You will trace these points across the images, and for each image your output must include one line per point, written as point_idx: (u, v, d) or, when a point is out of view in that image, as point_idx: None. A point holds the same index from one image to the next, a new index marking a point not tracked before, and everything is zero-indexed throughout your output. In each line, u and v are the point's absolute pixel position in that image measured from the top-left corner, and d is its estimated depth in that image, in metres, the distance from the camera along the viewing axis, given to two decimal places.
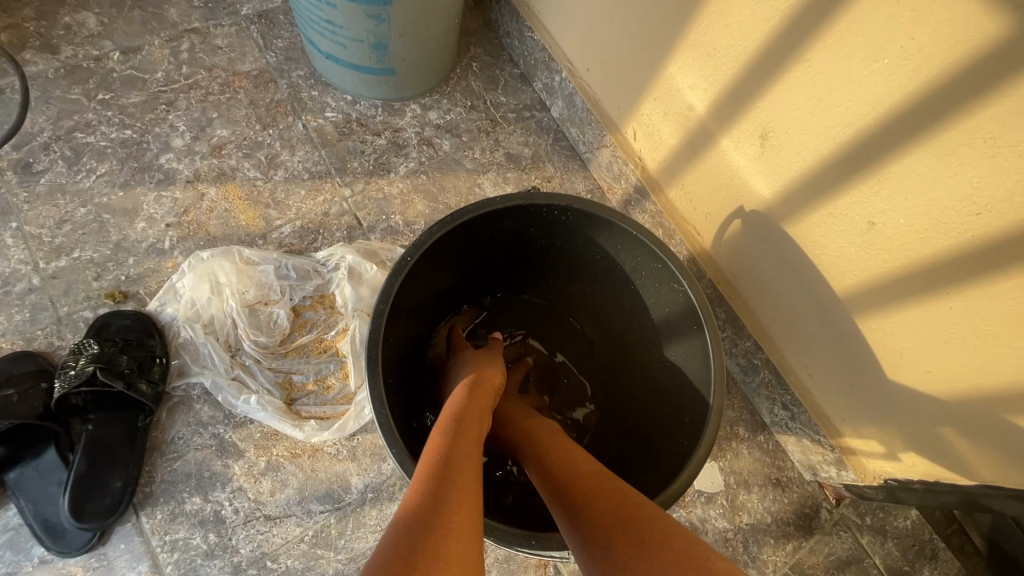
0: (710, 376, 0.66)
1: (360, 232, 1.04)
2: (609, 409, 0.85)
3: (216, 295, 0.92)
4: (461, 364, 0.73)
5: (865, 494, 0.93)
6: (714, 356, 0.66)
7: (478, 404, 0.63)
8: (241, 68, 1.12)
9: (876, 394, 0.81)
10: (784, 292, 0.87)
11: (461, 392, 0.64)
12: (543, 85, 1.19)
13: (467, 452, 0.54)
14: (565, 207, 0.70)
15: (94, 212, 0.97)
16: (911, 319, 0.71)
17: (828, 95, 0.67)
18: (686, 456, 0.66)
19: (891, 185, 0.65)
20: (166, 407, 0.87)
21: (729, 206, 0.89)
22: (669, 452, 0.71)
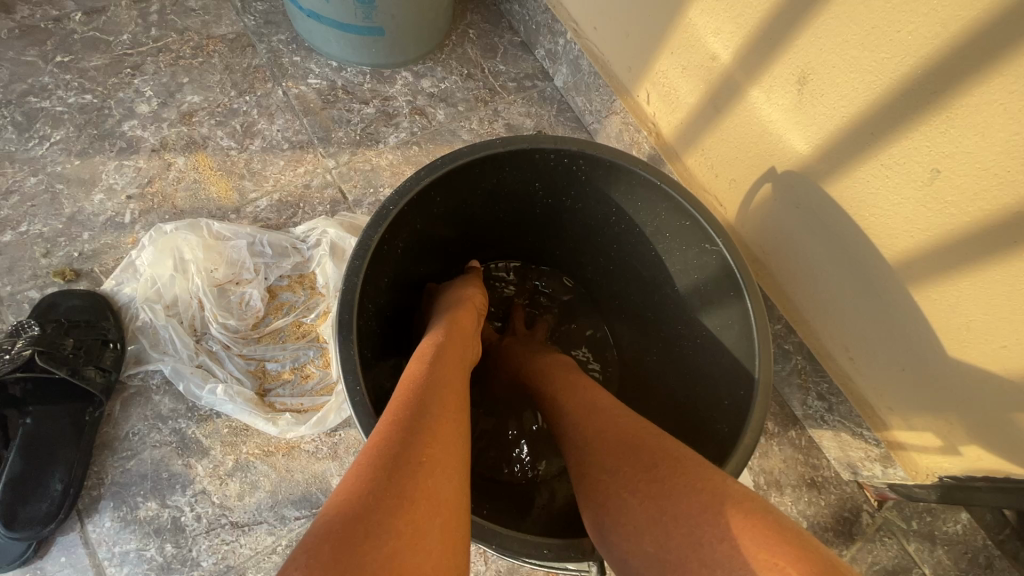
0: (753, 350, 0.57)
1: (344, 207, 0.93)
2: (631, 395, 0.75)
3: (181, 272, 0.82)
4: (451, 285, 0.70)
5: (913, 495, 0.81)
6: (758, 324, 0.57)
7: (463, 326, 0.61)
8: (216, 32, 1.02)
9: (933, 377, 0.71)
10: (820, 265, 0.77)
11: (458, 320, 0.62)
12: (546, 51, 1.09)
13: (451, 375, 0.52)
14: (576, 153, 0.61)
15: (46, 182, 0.87)
16: (987, 284, 0.60)
17: (884, 19, 0.57)
18: (730, 440, 0.57)
19: (965, 121, 0.55)
20: (119, 399, 0.77)
21: (756, 169, 0.79)
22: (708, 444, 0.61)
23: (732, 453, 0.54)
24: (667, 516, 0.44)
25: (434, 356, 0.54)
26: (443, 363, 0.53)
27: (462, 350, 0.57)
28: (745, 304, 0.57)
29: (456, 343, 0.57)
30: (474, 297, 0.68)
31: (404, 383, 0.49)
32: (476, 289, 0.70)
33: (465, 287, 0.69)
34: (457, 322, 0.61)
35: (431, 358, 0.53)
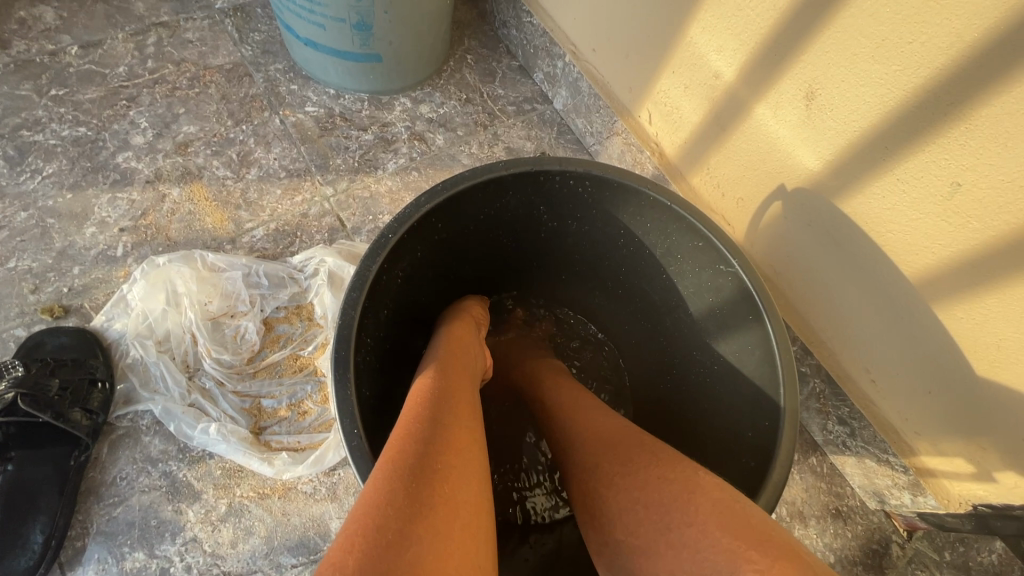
0: (777, 377, 0.54)
1: (343, 234, 0.91)
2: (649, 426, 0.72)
3: (173, 306, 0.79)
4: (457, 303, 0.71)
5: (944, 525, 0.76)
6: (780, 349, 0.53)
7: (468, 337, 0.61)
8: (213, 62, 1.02)
9: (958, 398, 0.68)
10: (837, 285, 0.74)
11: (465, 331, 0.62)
12: (545, 74, 1.09)
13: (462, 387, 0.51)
14: (582, 175, 0.59)
15: (37, 216, 0.85)
16: (1012, 301, 0.58)
17: (895, 30, 0.55)
18: (756, 477, 0.53)
19: (983, 134, 0.53)
20: (107, 442, 0.73)
21: (764, 187, 0.77)
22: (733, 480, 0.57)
23: (760, 490, 0.50)
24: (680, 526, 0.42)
25: (441, 367, 0.52)
26: (455, 376, 0.52)
27: (468, 361, 0.57)
28: (766, 328, 0.54)
29: (462, 356, 0.56)
30: (475, 313, 0.68)
31: (417, 392, 0.48)
32: (476, 307, 0.70)
33: (463, 304, 0.69)
34: (462, 335, 0.60)
35: (443, 369, 0.52)
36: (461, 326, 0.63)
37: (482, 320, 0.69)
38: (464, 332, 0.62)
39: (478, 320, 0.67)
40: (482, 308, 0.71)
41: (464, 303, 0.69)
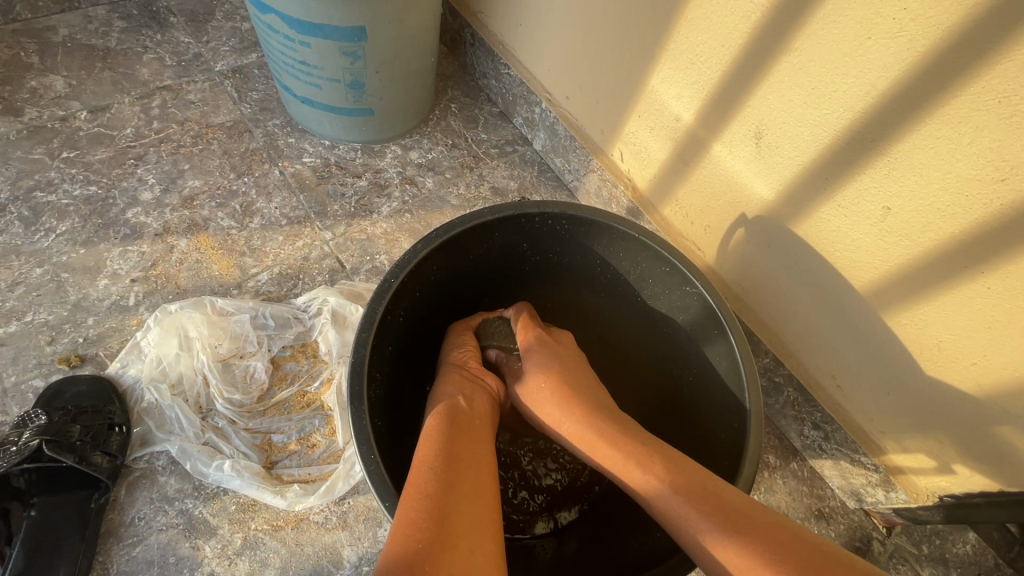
0: (742, 383, 0.60)
1: (343, 275, 0.97)
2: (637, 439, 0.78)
3: (186, 351, 0.83)
4: (448, 346, 0.73)
5: (918, 518, 0.81)
6: (743, 359, 0.60)
7: (454, 386, 0.64)
8: (215, 120, 1.09)
9: (915, 398, 0.74)
10: (798, 299, 0.82)
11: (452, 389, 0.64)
12: (523, 119, 1.18)
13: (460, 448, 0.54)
14: (559, 215, 0.66)
15: (51, 271, 0.90)
16: (946, 307, 0.65)
17: (821, 81, 0.65)
18: (731, 476, 0.59)
19: (900, 165, 0.62)
20: (125, 483, 0.76)
21: (727, 216, 0.86)
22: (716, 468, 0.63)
23: (743, 462, 0.56)
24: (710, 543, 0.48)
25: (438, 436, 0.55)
26: (451, 434, 0.56)
27: (466, 418, 0.59)
28: (729, 341, 0.61)
29: (452, 408, 0.60)
30: (455, 361, 0.69)
31: (415, 465, 0.51)
32: (458, 349, 0.71)
33: (447, 355, 0.71)
34: (448, 390, 0.63)
35: (435, 433, 0.56)
36: (444, 381, 0.65)
37: (467, 353, 0.71)
38: (448, 387, 0.64)
39: (460, 361, 0.69)
40: (465, 344, 0.72)
41: (447, 356, 0.71)
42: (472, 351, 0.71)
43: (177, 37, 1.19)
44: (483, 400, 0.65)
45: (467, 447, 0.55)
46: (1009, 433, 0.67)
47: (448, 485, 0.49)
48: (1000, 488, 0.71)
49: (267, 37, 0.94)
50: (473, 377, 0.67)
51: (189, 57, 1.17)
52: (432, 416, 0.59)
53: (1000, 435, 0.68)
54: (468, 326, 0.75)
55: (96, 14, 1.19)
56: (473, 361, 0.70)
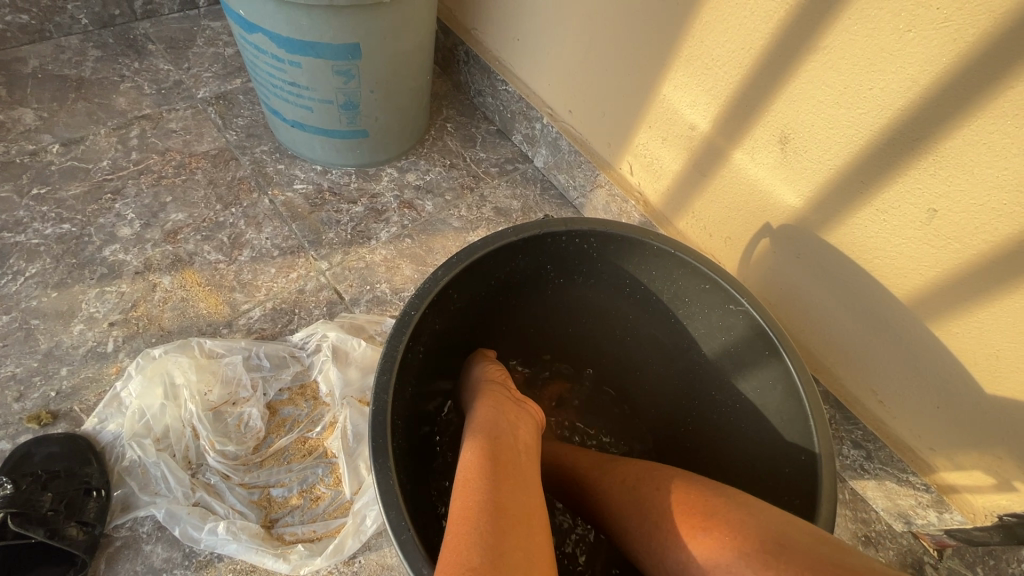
0: (805, 408, 0.54)
1: (342, 307, 0.90)
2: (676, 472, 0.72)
3: (172, 400, 0.75)
4: (473, 365, 0.67)
5: (976, 540, 0.75)
6: (804, 381, 0.55)
7: (495, 411, 0.56)
8: (198, 149, 1.03)
9: (970, 412, 0.69)
10: (833, 312, 0.77)
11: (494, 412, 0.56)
12: (523, 136, 1.14)
13: (510, 489, 0.47)
14: (588, 232, 0.61)
15: (20, 318, 0.82)
16: (1006, 312, 0.60)
17: (855, 80, 0.61)
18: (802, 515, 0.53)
19: (949, 164, 0.58)
20: (104, 556, 0.67)
21: (752, 226, 0.81)
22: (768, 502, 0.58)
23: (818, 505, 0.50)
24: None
25: (484, 472, 0.47)
26: (494, 471, 0.48)
27: (510, 450, 0.51)
28: (785, 362, 0.56)
29: (492, 435, 0.52)
30: (489, 380, 0.63)
31: (454, 521, 0.43)
32: (492, 368, 0.65)
33: (476, 379, 0.64)
34: (491, 415, 0.55)
35: (472, 473, 0.48)
36: (481, 404, 0.57)
37: (501, 374, 0.65)
38: (483, 408, 0.57)
39: (495, 380, 0.63)
40: (495, 365, 0.66)
41: (476, 374, 0.65)
42: (505, 375, 0.65)
43: (156, 65, 1.14)
44: (526, 426, 0.57)
45: (514, 486, 0.47)
46: None
47: (499, 542, 0.41)
48: None
49: (255, 59, 0.89)
50: (515, 400, 0.60)
51: (170, 84, 1.11)
52: (471, 447, 0.51)
53: None
54: (491, 356, 0.69)
55: (69, 44, 1.13)
56: (511, 384, 0.64)
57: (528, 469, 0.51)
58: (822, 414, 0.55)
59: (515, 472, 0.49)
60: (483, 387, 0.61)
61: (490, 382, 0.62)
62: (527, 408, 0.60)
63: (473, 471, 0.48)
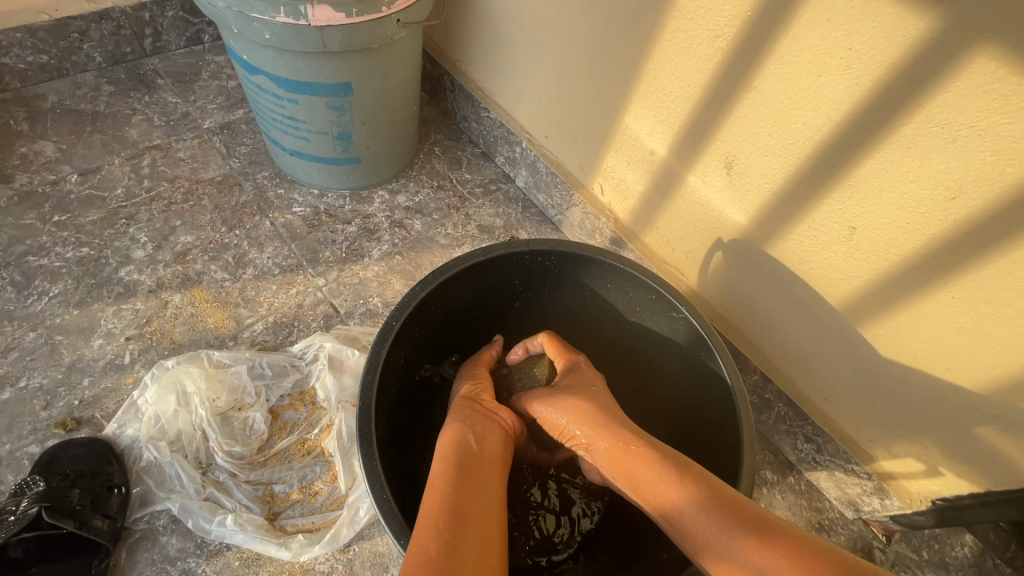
0: (732, 399, 0.63)
1: (338, 320, 0.98)
2: None
3: (184, 406, 0.83)
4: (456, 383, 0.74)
5: (915, 524, 0.82)
6: (731, 375, 0.63)
7: (463, 424, 0.64)
8: (205, 176, 1.12)
9: (898, 406, 0.77)
10: (779, 317, 0.85)
11: (462, 425, 0.64)
12: (505, 158, 1.23)
13: (470, 492, 0.54)
14: (548, 250, 0.71)
15: (45, 334, 0.90)
16: (917, 316, 0.68)
17: (782, 115, 0.70)
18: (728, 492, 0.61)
19: (861, 189, 0.66)
20: (125, 546, 0.75)
21: (708, 240, 0.90)
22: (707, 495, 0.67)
23: (739, 478, 0.58)
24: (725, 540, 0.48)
25: (450, 478, 0.55)
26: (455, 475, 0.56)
27: (473, 459, 0.59)
28: (716, 358, 0.65)
29: (456, 445, 0.60)
30: (464, 393, 0.70)
31: (421, 516, 0.51)
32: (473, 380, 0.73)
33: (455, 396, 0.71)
34: (459, 428, 0.63)
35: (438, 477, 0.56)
36: (451, 418, 0.66)
37: (481, 384, 0.72)
38: (451, 422, 0.65)
39: (470, 392, 0.70)
40: (477, 375, 0.74)
41: (458, 391, 0.72)
42: (485, 385, 0.72)
43: (165, 98, 1.23)
44: (494, 438, 0.64)
45: (473, 488, 0.55)
46: (990, 435, 0.69)
47: (453, 535, 0.49)
48: (987, 487, 0.74)
49: (256, 95, 0.98)
50: (487, 411, 0.68)
51: (177, 116, 1.20)
52: (440, 458, 0.59)
53: (983, 441, 0.71)
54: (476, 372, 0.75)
55: (85, 80, 1.22)
56: (485, 396, 0.70)
57: (489, 476, 0.58)
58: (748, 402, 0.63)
59: (476, 479, 0.57)
60: (460, 403, 0.69)
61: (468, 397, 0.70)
62: (497, 416, 0.68)
63: (439, 479, 0.55)
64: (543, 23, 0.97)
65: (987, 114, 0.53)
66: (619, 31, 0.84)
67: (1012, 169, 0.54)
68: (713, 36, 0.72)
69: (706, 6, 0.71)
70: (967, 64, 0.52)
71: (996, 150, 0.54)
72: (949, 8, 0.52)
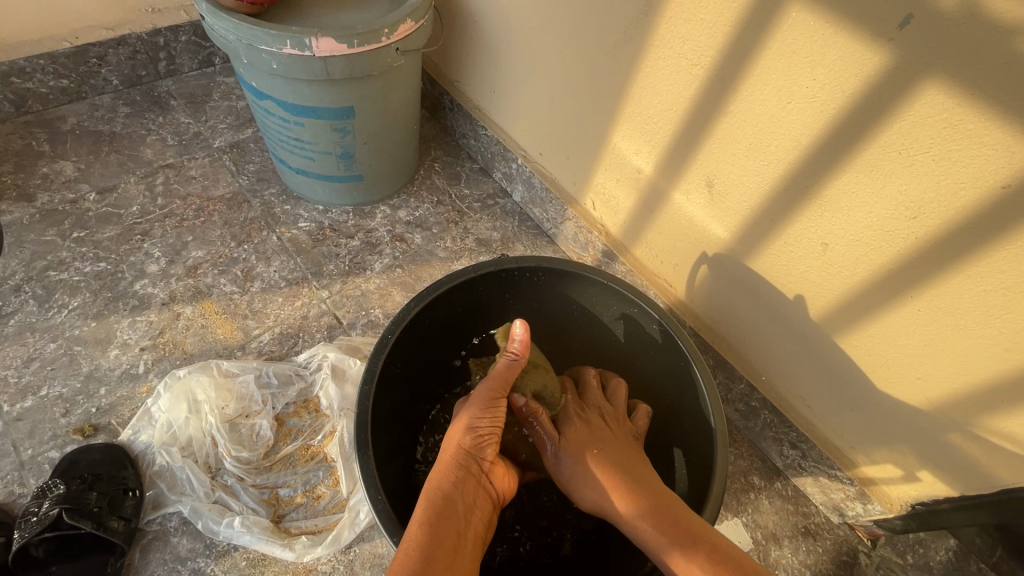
0: (706, 403, 0.69)
1: (340, 330, 1.03)
2: None
3: (194, 414, 0.88)
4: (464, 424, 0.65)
5: (896, 528, 0.87)
6: (705, 380, 0.70)
7: (454, 489, 0.59)
8: (215, 193, 1.18)
9: (873, 414, 0.80)
10: (761, 329, 0.89)
11: (452, 487, 0.60)
12: (502, 174, 1.28)
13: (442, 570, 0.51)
14: (536, 267, 0.77)
15: (65, 345, 0.95)
16: (888, 328, 0.72)
17: (755, 138, 0.74)
18: (704, 489, 0.66)
19: (830, 208, 0.70)
20: (138, 546, 0.79)
21: (693, 254, 0.94)
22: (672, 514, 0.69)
23: (706, 501, 0.63)
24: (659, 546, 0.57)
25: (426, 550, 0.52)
26: (427, 553, 0.52)
27: (453, 531, 0.55)
28: (692, 366, 0.71)
29: (437, 515, 0.56)
30: (467, 447, 0.63)
31: None
32: (483, 421, 0.65)
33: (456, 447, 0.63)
34: (448, 490, 0.59)
35: (405, 556, 0.51)
36: (442, 477, 0.61)
37: (490, 431, 0.66)
38: (442, 482, 0.60)
39: (473, 446, 0.64)
40: (489, 416, 0.66)
41: (463, 441, 0.64)
42: (494, 435, 0.65)
43: (178, 119, 1.29)
44: (480, 511, 0.60)
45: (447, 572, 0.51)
46: (961, 441, 0.72)
47: None
48: (962, 492, 0.76)
49: (263, 118, 1.04)
50: (482, 474, 0.63)
51: (190, 136, 1.26)
52: (418, 521, 0.55)
53: (955, 448, 0.73)
54: (486, 418, 0.66)
55: (102, 102, 1.29)
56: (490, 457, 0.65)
57: (466, 554, 0.55)
58: (721, 406, 0.69)
59: (454, 559, 0.53)
60: (458, 461, 0.62)
61: (471, 455, 0.63)
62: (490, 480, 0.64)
63: (411, 547, 0.52)
64: (535, 47, 1.02)
65: (939, 141, 0.57)
66: (606, 56, 0.89)
67: (964, 191, 0.58)
68: (691, 64, 0.77)
69: (684, 35, 0.76)
70: (918, 95, 0.57)
71: (948, 173, 0.58)
72: (899, 43, 0.56)
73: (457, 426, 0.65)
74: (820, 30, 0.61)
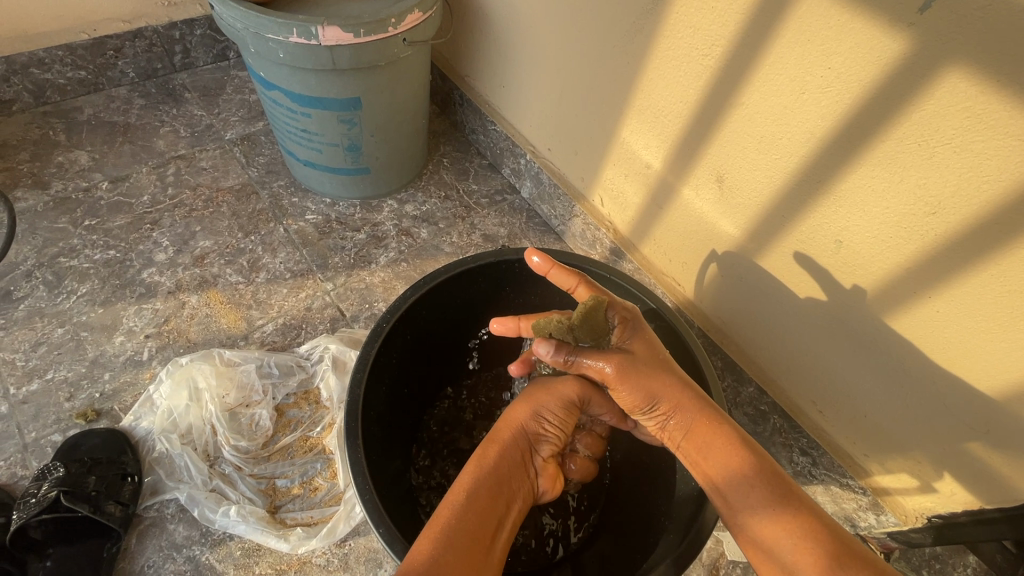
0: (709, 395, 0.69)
1: (343, 322, 1.02)
2: (632, 468, 0.82)
3: (195, 402, 0.88)
4: (534, 416, 0.63)
5: (913, 542, 0.78)
6: (707, 372, 0.69)
7: (505, 466, 0.58)
8: (225, 184, 1.18)
9: (887, 421, 0.77)
10: (771, 329, 0.86)
11: (504, 464, 0.59)
12: (511, 170, 1.26)
13: (469, 548, 0.50)
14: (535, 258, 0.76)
15: (72, 330, 0.96)
16: (906, 328, 0.68)
17: (768, 131, 0.72)
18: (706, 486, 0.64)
19: (845, 202, 0.67)
20: (135, 531, 0.80)
21: (701, 253, 0.92)
22: (674, 520, 0.66)
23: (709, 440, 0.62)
24: (741, 503, 0.55)
25: (461, 521, 0.52)
26: (461, 533, 0.51)
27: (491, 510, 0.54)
28: (695, 358, 0.71)
29: (483, 495, 0.55)
30: (530, 432, 0.62)
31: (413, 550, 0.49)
32: (553, 417, 0.64)
33: (519, 433, 0.62)
34: (499, 466, 0.58)
35: (440, 533, 0.50)
36: (499, 450, 0.60)
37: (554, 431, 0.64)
38: (499, 457, 0.59)
39: (536, 433, 0.63)
40: (561, 416, 0.64)
41: (525, 429, 0.62)
42: (559, 435, 0.64)
43: (191, 111, 1.30)
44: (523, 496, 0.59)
45: (474, 566, 0.50)
46: (981, 451, 0.69)
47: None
48: (983, 505, 0.72)
49: (272, 109, 1.04)
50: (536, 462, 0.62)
51: (202, 127, 1.27)
52: (463, 487, 0.55)
53: (974, 458, 0.70)
54: (554, 416, 0.64)
55: (118, 94, 1.31)
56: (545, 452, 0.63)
57: (498, 549, 0.53)
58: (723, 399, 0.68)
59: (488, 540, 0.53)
60: (518, 443, 0.61)
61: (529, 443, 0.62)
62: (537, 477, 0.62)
63: (447, 516, 0.52)
64: (544, 39, 1.01)
65: (963, 131, 0.54)
66: (614, 47, 0.87)
67: (988, 184, 0.55)
68: (702, 55, 0.75)
69: (695, 25, 0.74)
70: (940, 83, 0.54)
71: (972, 165, 0.55)
72: (920, 28, 0.53)
73: (529, 413, 0.63)
74: (837, 15, 0.59)
